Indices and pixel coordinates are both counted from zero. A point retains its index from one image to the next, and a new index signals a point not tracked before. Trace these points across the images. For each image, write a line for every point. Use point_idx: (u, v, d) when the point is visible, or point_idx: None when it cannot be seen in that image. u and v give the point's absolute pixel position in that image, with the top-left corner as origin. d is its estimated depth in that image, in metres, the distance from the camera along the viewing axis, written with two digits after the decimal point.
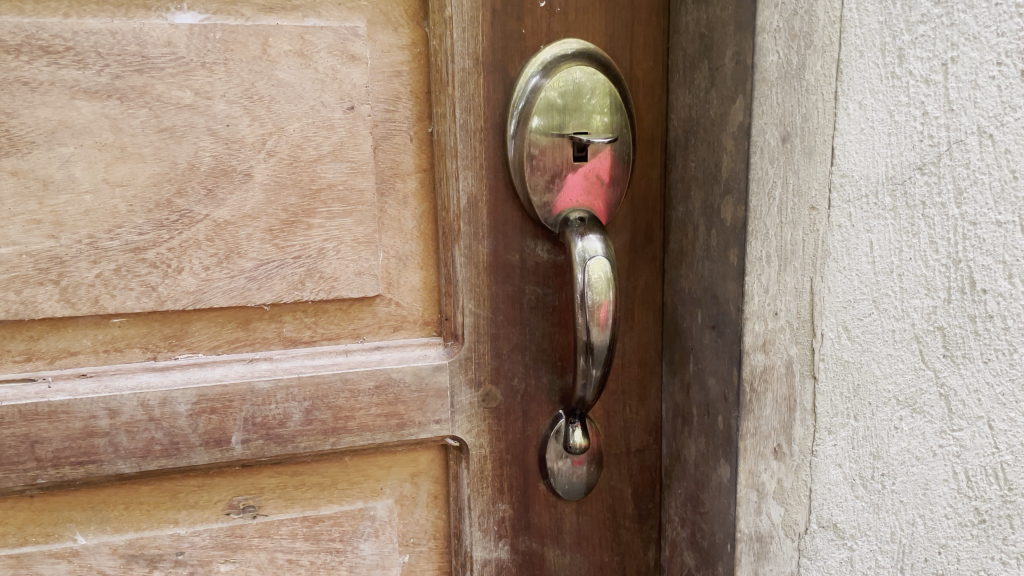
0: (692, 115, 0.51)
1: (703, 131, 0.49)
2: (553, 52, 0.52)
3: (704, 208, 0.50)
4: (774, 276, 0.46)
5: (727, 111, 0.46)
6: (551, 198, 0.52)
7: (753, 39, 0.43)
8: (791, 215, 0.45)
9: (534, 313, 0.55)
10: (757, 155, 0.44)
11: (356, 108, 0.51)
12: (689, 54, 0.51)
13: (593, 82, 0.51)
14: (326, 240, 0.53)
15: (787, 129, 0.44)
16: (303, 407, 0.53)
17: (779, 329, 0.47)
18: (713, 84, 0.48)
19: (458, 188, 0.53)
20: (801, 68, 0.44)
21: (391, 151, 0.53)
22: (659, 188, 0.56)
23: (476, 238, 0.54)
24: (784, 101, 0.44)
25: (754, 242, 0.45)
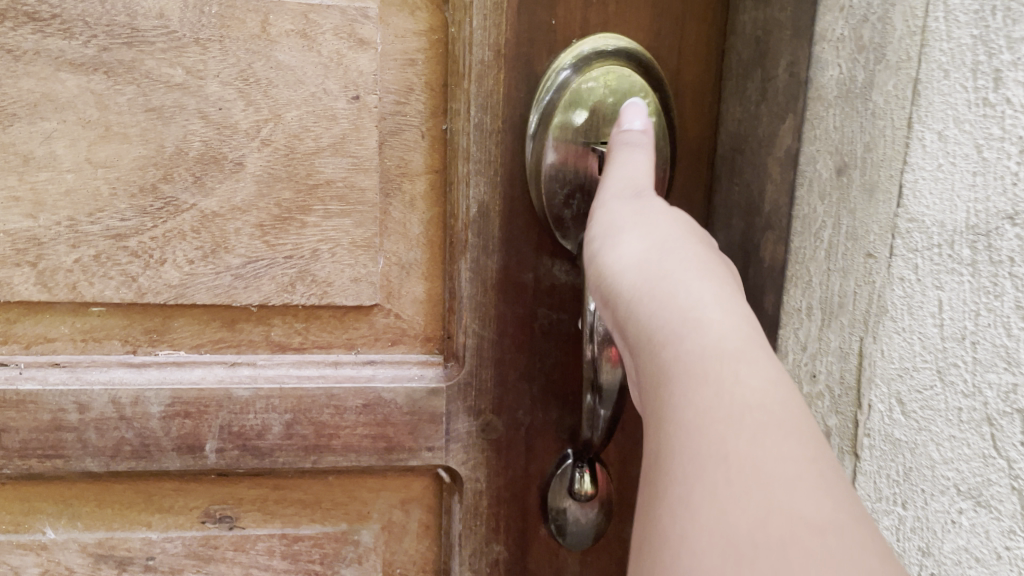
0: (740, 131, 0.44)
1: (749, 151, 0.44)
2: (583, 50, 0.44)
3: (743, 240, 0.44)
4: (814, 331, 0.42)
5: (773, 134, 0.41)
6: (569, 214, 0.46)
7: (809, 48, 0.39)
8: (842, 262, 0.40)
9: (546, 340, 0.49)
10: (804, 188, 0.40)
11: (361, 98, 0.46)
12: (744, 60, 0.44)
13: (626, 87, 0.45)
14: (321, 241, 0.48)
15: (844, 159, 0.39)
16: (283, 420, 0.49)
17: (816, 394, 0.43)
18: (763, 99, 0.42)
19: (468, 195, 0.47)
20: (868, 86, 0.38)
21: (400, 148, 0.48)
22: (701, 212, 0.48)
23: (485, 252, 0.48)
24: (844, 125, 0.39)
25: (792, 290, 0.42)
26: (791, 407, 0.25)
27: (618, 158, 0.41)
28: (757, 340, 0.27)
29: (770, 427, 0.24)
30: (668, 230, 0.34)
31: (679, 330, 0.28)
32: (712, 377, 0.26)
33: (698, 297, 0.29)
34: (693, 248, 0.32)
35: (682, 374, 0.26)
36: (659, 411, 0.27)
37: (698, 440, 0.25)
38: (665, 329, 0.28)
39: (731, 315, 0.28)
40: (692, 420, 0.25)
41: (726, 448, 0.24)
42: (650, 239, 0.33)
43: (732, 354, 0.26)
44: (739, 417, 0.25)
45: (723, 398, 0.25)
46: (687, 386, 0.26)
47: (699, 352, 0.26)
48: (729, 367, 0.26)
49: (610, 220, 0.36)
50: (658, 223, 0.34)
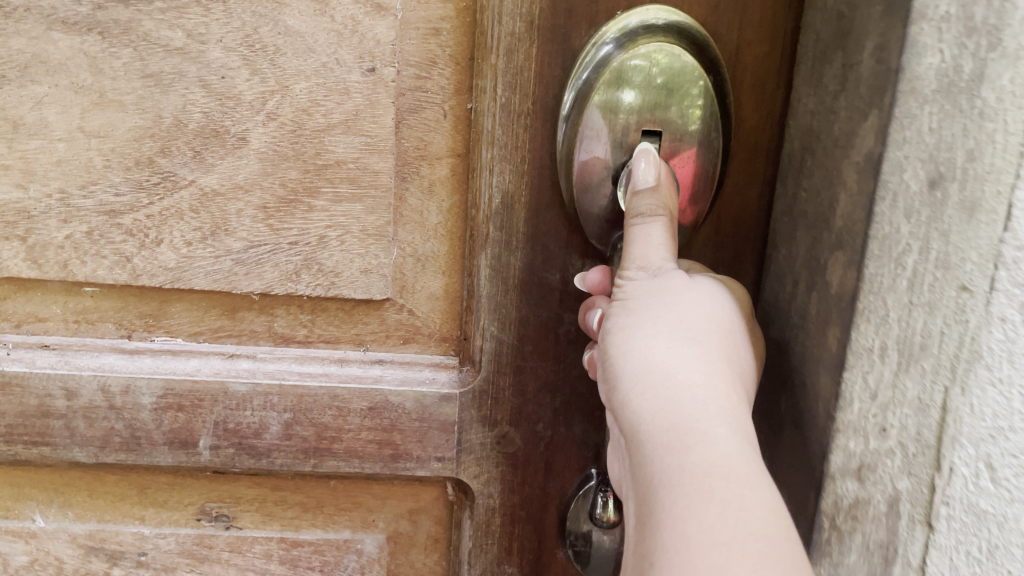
0: (813, 124, 0.38)
1: (824, 150, 0.37)
2: (631, 23, 0.39)
3: (808, 258, 0.38)
4: (886, 376, 0.33)
5: (854, 135, 0.35)
6: (604, 212, 0.40)
7: (907, 30, 0.31)
8: (925, 294, 0.31)
9: (572, 348, 0.44)
10: (887, 202, 0.33)
11: (377, 70, 0.41)
12: (824, 39, 0.37)
13: (673, 65, 0.39)
14: (329, 227, 0.43)
15: (937, 169, 0.31)
16: (282, 419, 0.45)
17: (885, 450, 0.34)
18: (843, 87, 0.36)
19: (491, 183, 0.42)
20: (975, 80, 0.29)
21: (419, 128, 0.43)
22: (756, 214, 0.43)
23: (508, 248, 0.43)
24: (939, 127, 0.30)
25: (863, 323, 0.34)
26: (791, 544, 0.26)
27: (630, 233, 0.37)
28: (759, 465, 0.29)
29: (770, 557, 0.26)
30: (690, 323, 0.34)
31: (683, 443, 0.29)
32: (718, 500, 0.27)
33: (710, 418, 0.30)
34: (712, 354, 0.33)
35: (687, 486, 0.28)
36: (661, 514, 0.28)
37: (694, 555, 0.26)
38: (667, 437, 0.30)
39: (738, 438, 0.29)
40: (692, 543, 0.26)
41: (725, 570, 0.25)
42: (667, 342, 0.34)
43: (736, 475, 0.28)
44: (744, 541, 0.26)
45: (724, 521, 0.26)
46: (687, 499, 0.28)
47: (704, 470, 0.28)
48: (725, 487, 0.27)
49: (629, 313, 0.35)
50: (669, 327, 0.34)
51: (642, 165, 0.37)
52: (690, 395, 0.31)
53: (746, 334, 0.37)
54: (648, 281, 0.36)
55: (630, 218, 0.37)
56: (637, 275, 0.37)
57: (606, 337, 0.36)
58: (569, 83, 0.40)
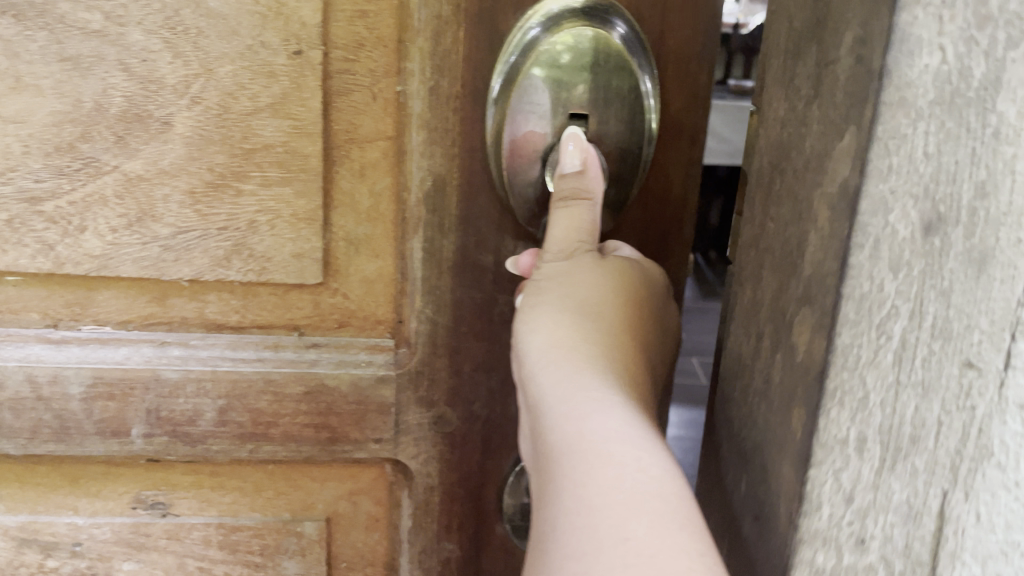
0: (783, 140, 0.33)
1: (793, 174, 0.32)
2: (565, 3, 0.39)
3: (773, 305, 0.34)
4: (866, 475, 0.31)
5: (827, 157, 0.29)
6: (533, 194, 0.41)
7: (892, 18, 0.26)
8: (915, 372, 0.29)
9: (506, 328, 0.45)
10: (865, 250, 0.28)
11: (304, 53, 0.41)
12: (784, 38, 0.34)
13: (580, 48, 0.39)
14: (259, 212, 0.43)
15: (931, 214, 0.28)
16: (217, 406, 0.45)
17: (866, 565, 0.32)
18: (816, 94, 0.30)
19: (421, 166, 0.42)
20: (975, 97, 0.27)
21: (348, 111, 0.42)
22: (683, 193, 0.44)
23: (441, 231, 0.43)
24: (933, 163, 0.27)
25: (833, 402, 0.30)
26: (683, 500, 0.28)
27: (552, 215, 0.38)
28: (652, 427, 0.31)
29: (664, 512, 0.27)
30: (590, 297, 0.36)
31: (584, 411, 0.31)
32: (615, 460, 0.29)
33: (604, 388, 0.32)
34: (610, 327, 0.35)
35: (588, 449, 0.29)
36: (562, 479, 0.30)
37: (594, 513, 0.27)
38: (571, 406, 0.31)
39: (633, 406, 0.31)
40: (594, 502, 0.28)
41: (625, 526, 0.27)
42: (571, 318, 0.35)
43: (632, 437, 0.30)
44: (639, 499, 0.27)
45: (622, 479, 0.28)
46: (588, 462, 0.29)
47: (603, 436, 0.30)
48: (624, 448, 0.29)
49: (539, 293, 0.37)
50: (577, 302, 0.36)
51: (569, 155, 0.37)
52: (586, 369, 0.33)
53: (652, 305, 0.38)
54: (563, 264, 0.37)
55: (555, 204, 0.38)
56: (556, 258, 0.38)
57: (515, 321, 0.37)
58: (500, 62, 0.40)
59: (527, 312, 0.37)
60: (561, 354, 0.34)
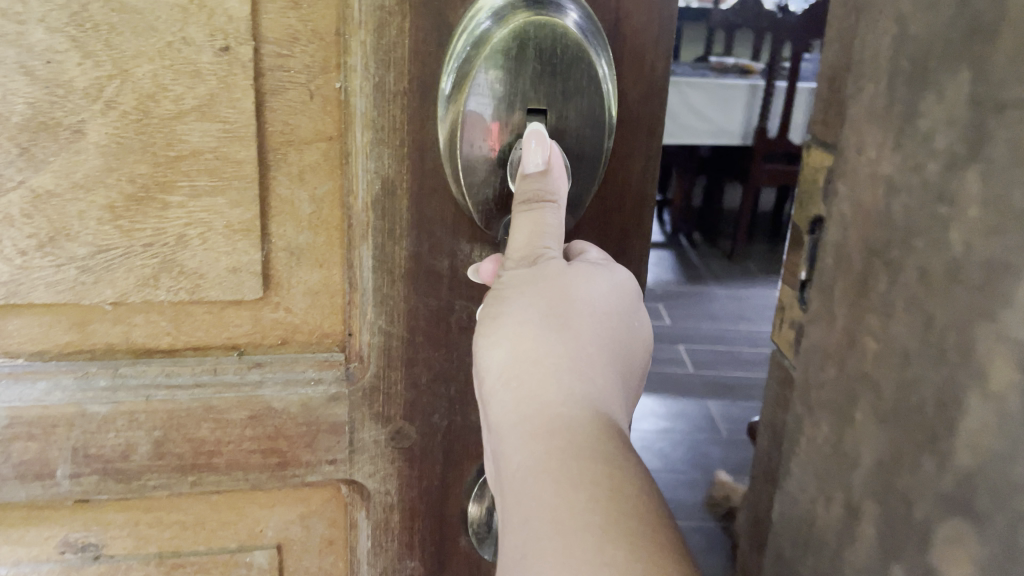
0: (897, 227, 0.22)
1: (944, 289, 0.20)
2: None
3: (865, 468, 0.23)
4: None
5: (996, 273, 0.18)
6: (492, 194, 0.38)
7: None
8: None
9: (464, 336, 0.42)
10: None
11: (232, 49, 0.37)
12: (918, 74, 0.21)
13: (531, 41, 0.36)
14: (189, 225, 0.39)
15: None
16: (152, 438, 0.42)
17: None
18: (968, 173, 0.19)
19: (368, 169, 0.39)
20: None
21: (284, 111, 0.39)
22: (644, 187, 0.42)
23: (391, 237, 0.40)
24: None
25: None
26: (662, 523, 0.26)
27: (517, 219, 0.35)
28: (626, 443, 0.29)
29: (642, 538, 0.25)
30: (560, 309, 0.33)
31: (554, 428, 0.29)
32: (588, 482, 0.27)
33: (575, 410, 0.29)
34: (585, 343, 0.32)
35: (558, 471, 0.28)
36: (529, 502, 0.28)
37: (565, 540, 0.26)
38: (539, 422, 0.30)
39: (607, 422, 0.29)
40: (566, 527, 0.26)
41: (600, 553, 0.25)
42: (540, 319, 0.32)
43: (607, 456, 0.28)
44: (615, 525, 0.26)
45: (596, 503, 0.26)
46: (559, 485, 0.27)
47: (575, 455, 0.28)
48: (599, 466, 0.27)
49: (505, 292, 0.34)
50: (547, 303, 0.33)
51: (532, 157, 0.34)
52: (557, 387, 0.30)
53: (631, 316, 0.35)
54: (528, 275, 0.34)
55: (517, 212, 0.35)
56: (519, 270, 0.34)
57: (479, 329, 0.34)
58: (453, 56, 0.37)
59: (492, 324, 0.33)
60: (529, 361, 0.31)
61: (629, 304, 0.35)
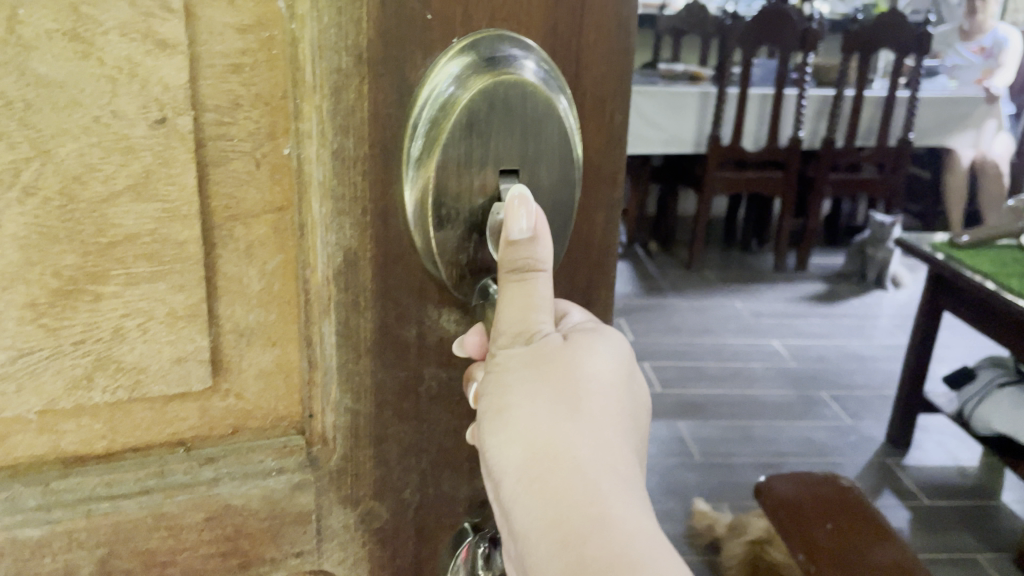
0: None
1: None
2: (482, 53, 0.35)
3: None
4: None
5: None
6: (465, 259, 0.37)
7: None
8: None
9: (434, 404, 0.40)
10: None
11: (169, 121, 0.33)
12: None
13: (503, 101, 0.35)
14: (126, 316, 0.35)
15: None
16: (97, 556, 0.37)
17: None
18: None
19: (329, 241, 0.36)
20: None
21: (228, 183, 0.35)
22: (605, 236, 0.41)
23: (355, 310, 0.37)
24: None
25: None
26: None
27: (503, 290, 0.33)
28: (652, 530, 0.31)
29: None
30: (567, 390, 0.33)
31: (581, 530, 0.30)
32: None
33: (604, 500, 0.31)
34: (597, 422, 0.33)
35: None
36: None
37: None
38: (563, 525, 0.31)
39: (631, 513, 0.31)
40: None
41: None
42: (547, 412, 0.33)
43: (637, 553, 0.29)
44: None
45: None
46: None
47: (607, 558, 0.29)
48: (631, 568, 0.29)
49: (506, 380, 0.34)
50: (550, 394, 0.33)
51: (516, 225, 0.32)
52: (584, 479, 0.31)
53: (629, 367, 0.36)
54: (528, 354, 0.34)
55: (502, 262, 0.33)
56: (517, 347, 0.34)
57: (482, 420, 0.34)
58: (419, 117, 0.35)
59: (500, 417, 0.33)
60: (542, 461, 0.32)
61: (629, 361, 0.36)
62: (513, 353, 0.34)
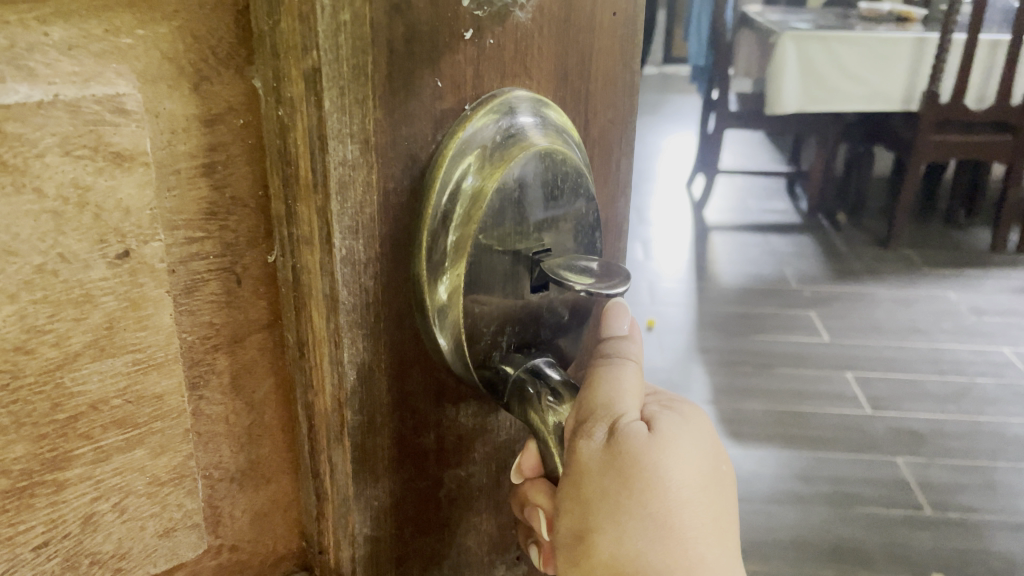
0: None
1: None
2: (486, 138, 0.30)
3: None
4: None
5: None
6: (498, 355, 0.32)
7: None
8: None
9: (455, 506, 0.36)
10: None
11: (134, 252, 0.26)
12: None
13: (532, 173, 0.30)
14: (98, 499, 0.27)
15: None
16: None
17: None
18: None
19: (342, 361, 0.30)
20: None
21: (206, 310, 0.28)
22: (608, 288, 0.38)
23: (373, 430, 0.31)
24: None
25: None
26: None
27: (598, 376, 0.31)
28: None
29: None
30: (649, 501, 0.29)
31: None
32: None
33: None
34: (691, 533, 0.29)
35: None
36: None
37: None
38: None
39: None
40: None
41: None
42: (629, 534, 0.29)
43: None
44: None
45: None
46: None
47: None
48: None
49: (584, 502, 0.29)
50: (631, 513, 0.29)
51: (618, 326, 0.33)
52: None
53: (715, 451, 0.31)
54: (609, 448, 0.29)
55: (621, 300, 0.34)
56: (598, 436, 0.30)
57: (559, 544, 0.31)
58: (443, 226, 0.30)
59: (580, 543, 0.30)
60: None
61: (709, 446, 0.31)
62: (585, 458, 0.29)
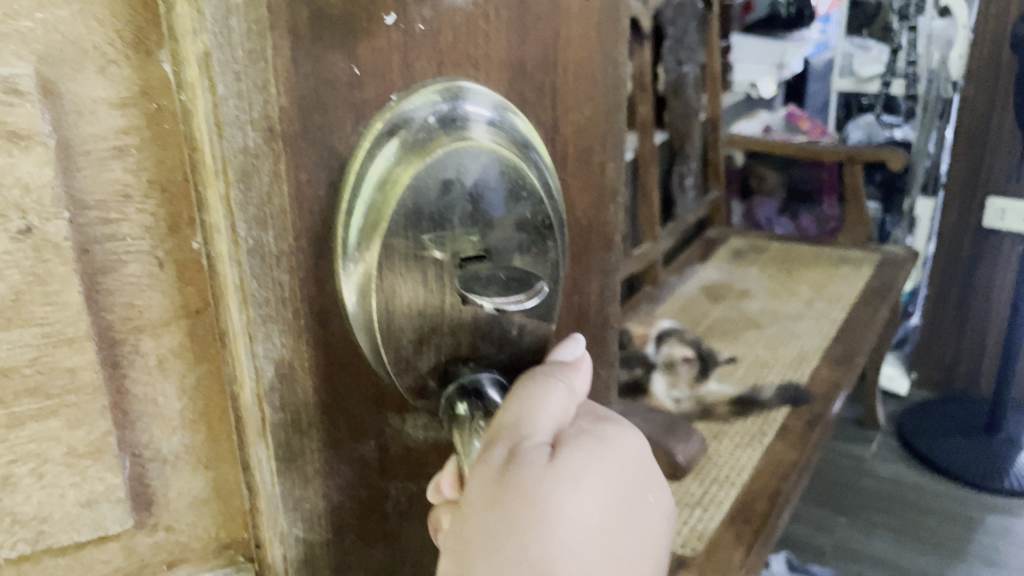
0: None
1: None
2: (417, 120, 0.29)
3: None
4: None
5: None
6: (426, 362, 0.31)
7: None
8: None
9: (401, 516, 0.35)
10: None
11: (38, 229, 0.26)
12: None
13: (463, 168, 0.29)
14: (15, 462, 0.28)
15: None
16: None
17: None
18: None
19: (255, 354, 0.28)
20: None
21: (127, 291, 0.29)
22: (572, 297, 0.38)
23: (299, 430, 0.30)
24: None
25: None
26: None
27: (519, 394, 0.28)
28: None
29: None
30: (537, 541, 0.25)
31: None
32: None
33: None
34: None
35: None
36: None
37: None
38: None
39: None
40: None
41: None
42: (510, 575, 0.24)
43: None
44: None
45: None
46: None
47: None
48: None
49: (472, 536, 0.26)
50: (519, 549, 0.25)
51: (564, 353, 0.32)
52: None
53: (640, 481, 0.28)
54: (507, 470, 0.26)
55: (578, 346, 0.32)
56: (497, 457, 0.26)
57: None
58: (351, 219, 0.28)
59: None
60: None
61: (630, 474, 0.28)
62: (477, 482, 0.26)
